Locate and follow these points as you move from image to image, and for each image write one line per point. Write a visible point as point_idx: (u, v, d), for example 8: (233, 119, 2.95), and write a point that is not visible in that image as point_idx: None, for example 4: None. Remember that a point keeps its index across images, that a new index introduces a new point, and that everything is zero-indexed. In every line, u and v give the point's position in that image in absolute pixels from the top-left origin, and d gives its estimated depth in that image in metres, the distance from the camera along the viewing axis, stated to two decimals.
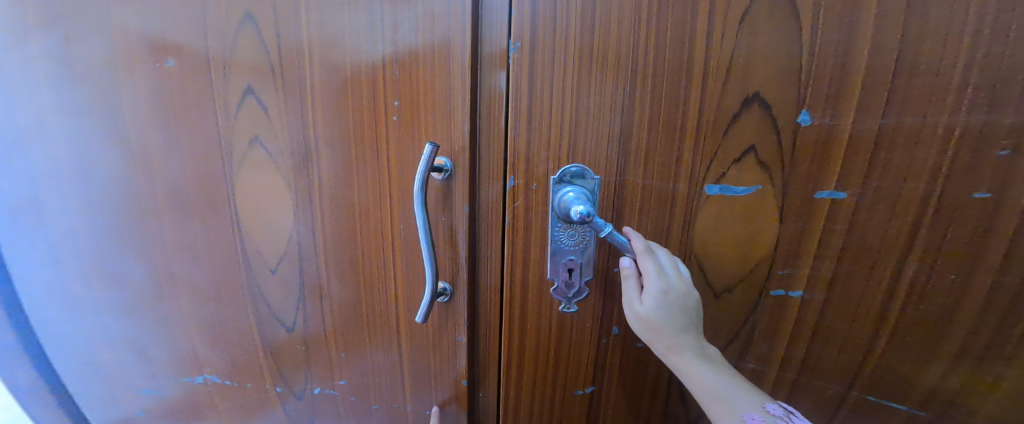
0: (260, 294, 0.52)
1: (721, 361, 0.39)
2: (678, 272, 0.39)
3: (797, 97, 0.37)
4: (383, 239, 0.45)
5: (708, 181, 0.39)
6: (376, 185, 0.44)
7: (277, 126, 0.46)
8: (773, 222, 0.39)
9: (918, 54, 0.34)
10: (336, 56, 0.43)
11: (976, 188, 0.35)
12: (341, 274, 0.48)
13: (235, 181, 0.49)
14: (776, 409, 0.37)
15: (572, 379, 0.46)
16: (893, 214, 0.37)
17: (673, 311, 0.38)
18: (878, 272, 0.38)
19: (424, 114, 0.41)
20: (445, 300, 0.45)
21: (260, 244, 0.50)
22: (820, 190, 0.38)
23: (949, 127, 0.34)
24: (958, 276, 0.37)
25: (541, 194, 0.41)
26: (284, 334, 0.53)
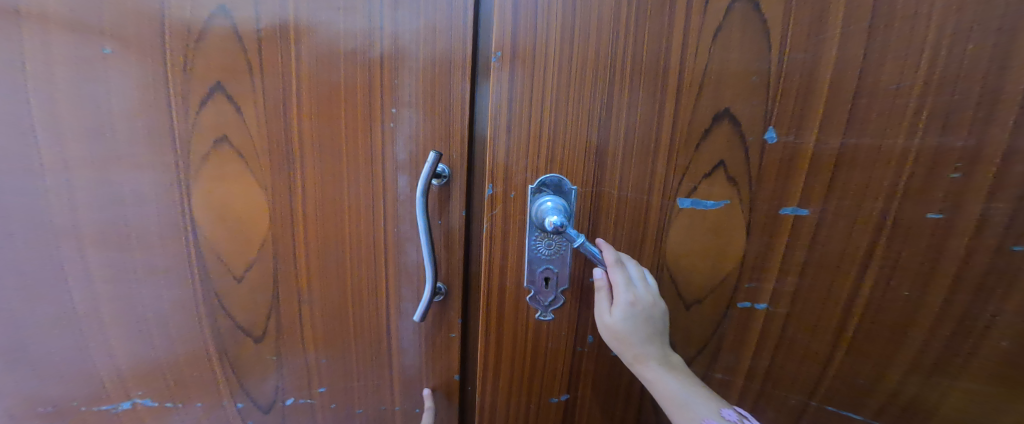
0: (223, 309, 0.47)
1: (685, 369, 0.40)
2: (646, 285, 0.40)
3: (765, 115, 0.38)
4: (368, 246, 0.44)
5: (681, 194, 0.41)
6: (367, 191, 0.43)
7: (251, 124, 0.42)
8: (742, 236, 0.41)
9: (878, 78, 0.36)
10: (328, 55, 0.40)
11: (929, 208, 0.37)
12: (326, 281, 0.46)
13: (194, 182, 0.43)
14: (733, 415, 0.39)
15: (548, 388, 0.47)
16: (852, 230, 0.39)
17: (640, 322, 0.39)
18: (837, 286, 0.40)
19: (424, 124, 0.41)
20: (440, 300, 0.45)
21: (223, 258, 0.45)
22: (785, 206, 0.39)
23: (906, 149, 0.36)
24: (911, 293, 0.39)
25: (519, 204, 0.42)
26: (250, 344, 0.48)
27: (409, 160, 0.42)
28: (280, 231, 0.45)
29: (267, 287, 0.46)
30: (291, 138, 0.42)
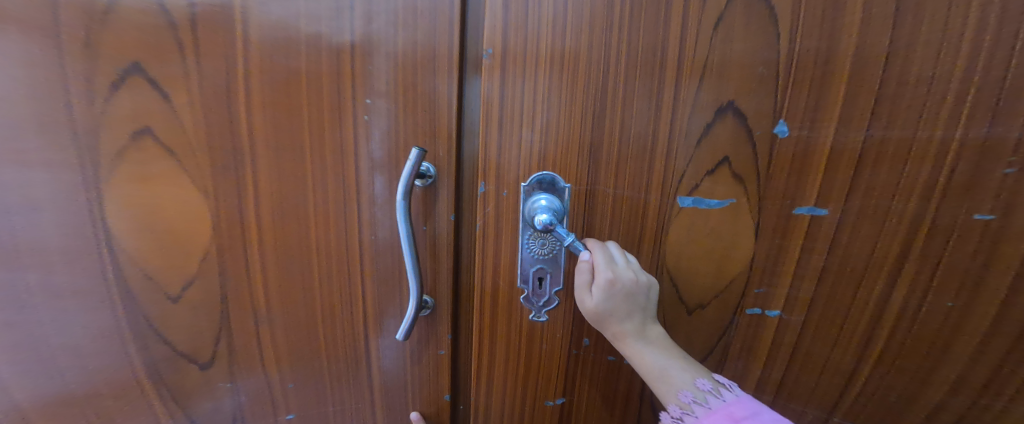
0: (154, 334, 0.41)
1: (670, 345, 0.38)
2: (628, 262, 0.38)
3: (774, 107, 0.34)
4: (340, 258, 0.39)
5: (682, 192, 0.38)
6: (337, 194, 0.37)
7: (182, 117, 0.36)
8: (750, 238, 0.37)
9: (908, 63, 0.31)
10: (284, 39, 0.34)
11: (977, 209, 0.32)
12: (286, 304, 0.41)
13: (112, 184, 0.38)
14: (707, 385, 0.37)
15: (543, 390, 0.46)
16: (880, 234, 0.34)
17: (620, 302, 0.37)
18: (862, 296, 0.36)
19: (403, 117, 0.36)
20: (427, 314, 0.43)
21: (149, 271, 0.40)
22: (799, 206, 0.35)
23: (946, 141, 0.31)
24: (955, 305, 0.34)
25: (511, 202, 0.40)
26: (182, 373, 0.43)
27: (387, 158, 0.36)
28: (229, 245, 0.39)
29: (213, 308, 0.41)
30: (238, 129, 0.36)
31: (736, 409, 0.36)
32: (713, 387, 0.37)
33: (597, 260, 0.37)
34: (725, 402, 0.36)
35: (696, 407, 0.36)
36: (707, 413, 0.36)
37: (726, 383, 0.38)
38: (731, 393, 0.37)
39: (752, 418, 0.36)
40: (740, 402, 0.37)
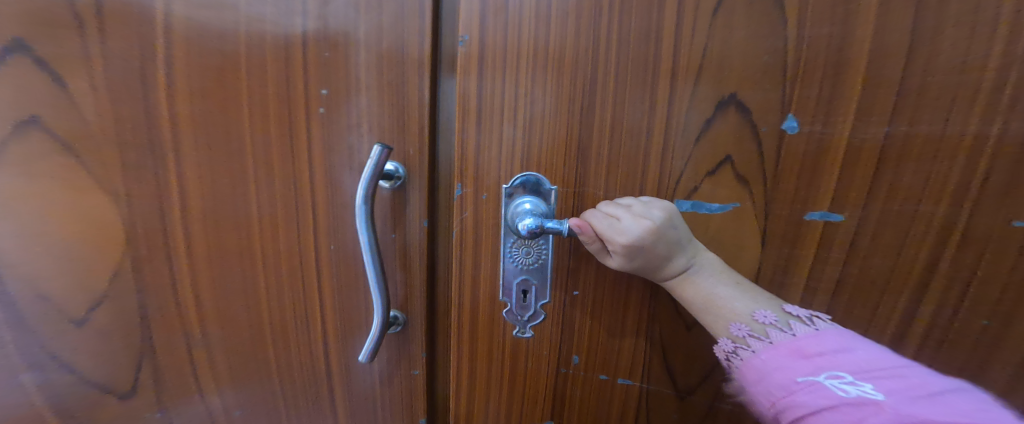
0: (68, 361, 0.37)
1: (718, 270, 0.30)
2: (630, 207, 0.30)
3: (781, 100, 0.31)
4: (295, 269, 0.35)
5: (679, 196, 0.34)
6: (290, 197, 0.33)
7: (85, 111, 0.32)
8: (755, 247, 0.33)
9: (933, 49, 0.27)
10: (216, 24, 0.31)
11: (1017, 215, 0.28)
12: (227, 324, 0.37)
13: (2, 187, 0.33)
14: (767, 316, 0.28)
15: (529, 414, 0.41)
16: (903, 243, 0.30)
17: (650, 258, 0.30)
18: (883, 315, 0.31)
19: (365, 111, 0.32)
20: (396, 332, 0.39)
21: (48, 286, 0.35)
22: (811, 211, 0.31)
23: (980, 137, 0.27)
24: (992, 323, 0.29)
25: (491, 207, 0.36)
26: (115, 401, 0.39)
27: (343, 156, 0.33)
28: (147, 256, 0.35)
29: (135, 326, 0.37)
30: (158, 126, 0.32)
31: (809, 344, 0.27)
32: (778, 321, 0.28)
33: (598, 224, 0.30)
34: (792, 336, 0.27)
35: (752, 341, 0.28)
36: (767, 349, 0.28)
37: (803, 315, 0.28)
38: (807, 327, 0.28)
39: (834, 356, 0.26)
40: (820, 337, 0.27)
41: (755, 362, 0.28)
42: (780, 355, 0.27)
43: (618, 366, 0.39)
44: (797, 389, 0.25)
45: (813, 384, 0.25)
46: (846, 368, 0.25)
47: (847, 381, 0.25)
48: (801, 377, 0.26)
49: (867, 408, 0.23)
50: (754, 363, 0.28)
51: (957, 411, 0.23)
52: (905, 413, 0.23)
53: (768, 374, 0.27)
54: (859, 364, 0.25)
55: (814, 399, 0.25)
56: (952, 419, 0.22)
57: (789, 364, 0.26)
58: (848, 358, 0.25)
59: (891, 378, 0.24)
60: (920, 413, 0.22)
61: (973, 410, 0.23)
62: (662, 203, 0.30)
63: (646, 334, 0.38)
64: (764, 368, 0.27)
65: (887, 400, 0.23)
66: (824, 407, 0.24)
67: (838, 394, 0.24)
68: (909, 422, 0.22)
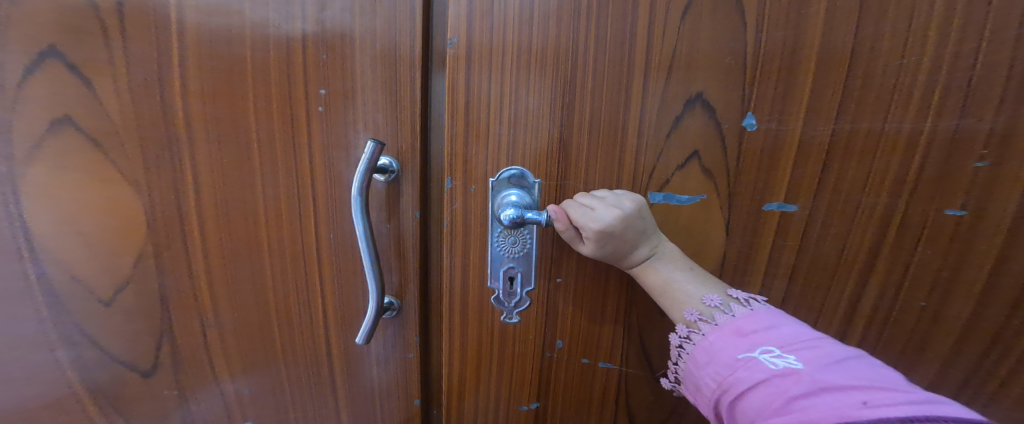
0: (95, 341, 0.40)
1: (676, 259, 0.33)
2: (603, 198, 0.33)
3: (742, 99, 0.34)
4: (297, 256, 0.38)
5: (652, 188, 0.37)
6: (292, 189, 0.36)
7: (109, 108, 0.34)
8: (720, 235, 0.36)
9: (874, 53, 0.30)
10: (222, 27, 0.33)
11: (948, 204, 0.31)
12: (236, 308, 0.40)
13: (39, 178, 0.36)
14: (712, 300, 0.31)
15: (516, 395, 0.44)
16: (850, 230, 0.33)
17: (619, 245, 0.32)
18: (834, 295, 0.34)
19: (361, 109, 0.35)
20: (391, 316, 0.42)
21: (78, 268, 0.38)
22: (769, 202, 0.34)
23: (914, 133, 0.30)
24: (929, 304, 0.33)
25: (479, 198, 0.39)
26: (138, 378, 0.42)
27: (341, 151, 0.35)
28: (164, 243, 0.37)
29: (152, 310, 0.39)
30: (172, 122, 0.35)
31: (745, 322, 0.29)
32: (721, 303, 0.31)
33: (574, 213, 0.33)
34: (732, 317, 0.30)
35: (702, 325, 0.30)
36: (714, 332, 0.30)
37: (742, 297, 0.31)
38: (743, 308, 0.30)
39: (766, 333, 0.28)
40: (754, 316, 0.29)
41: (705, 344, 0.30)
42: (723, 336, 0.29)
43: (598, 350, 0.42)
44: (738, 366, 0.28)
45: (750, 360, 0.27)
46: (775, 343, 0.27)
47: (776, 355, 0.27)
48: (741, 354, 0.28)
49: (793, 378, 0.26)
50: (704, 345, 0.30)
51: (865, 375, 0.25)
52: (822, 379, 0.25)
53: (715, 354, 0.29)
54: (786, 338, 0.28)
55: (751, 374, 0.27)
56: (862, 382, 0.25)
57: (730, 343, 0.29)
58: (777, 333, 0.28)
59: (812, 349, 0.27)
60: (834, 379, 0.25)
61: (878, 373, 0.25)
62: (633, 196, 0.33)
63: (623, 319, 0.41)
64: (712, 349, 0.29)
65: (808, 369, 0.26)
66: (760, 381, 0.26)
67: (769, 367, 0.27)
68: (825, 387, 0.25)
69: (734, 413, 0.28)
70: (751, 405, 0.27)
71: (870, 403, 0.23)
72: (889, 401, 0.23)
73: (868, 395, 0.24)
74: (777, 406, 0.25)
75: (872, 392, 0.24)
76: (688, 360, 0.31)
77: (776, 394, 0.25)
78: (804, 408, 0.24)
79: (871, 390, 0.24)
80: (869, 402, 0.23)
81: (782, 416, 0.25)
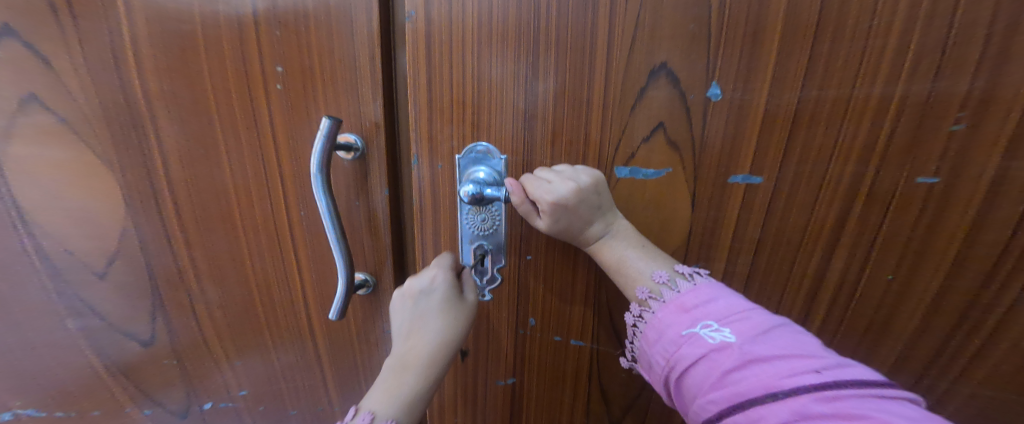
0: (94, 310, 0.43)
1: (630, 236, 0.33)
2: (561, 172, 0.32)
3: (707, 68, 0.32)
4: (271, 232, 0.39)
5: (618, 162, 0.36)
6: (260, 166, 0.37)
7: (73, 87, 0.35)
8: (686, 209, 0.35)
9: (844, 12, 0.28)
10: (172, 5, 0.33)
11: (920, 171, 0.29)
12: (219, 284, 0.41)
13: (19, 155, 0.38)
14: (661, 276, 0.31)
15: (493, 370, 0.45)
16: (815, 202, 0.32)
17: (573, 219, 0.32)
18: (798, 268, 0.34)
19: (318, 85, 0.35)
20: (366, 293, 0.42)
21: (68, 241, 0.40)
22: (734, 174, 0.33)
23: (885, 97, 0.29)
24: (897, 277, 0.32)
25: (448, 175, 0.39)
26: (138, 348, 0.44)
27: (301, 128, 0.36)
28: (143, 219, 0.39)
29: (143, 283, 0.41)
30: (135, 100, 0.36)
31: (688, 297, 0.30)
32: (669, 279, 0.31)
33: (532, 186, 0.33)
34: (677, 293, 0.30)
35: (652, 303, 0.31)
36: (662, 309, 0.30)
37: (687, 272, 0.31)
38: (687, 283, 0.30)
39: (706, 306, 0.29)
40: (696, 291, 0.30)
41: (654, 321, 0.30)
42: (669, 312, 0.30)
43: (570, 327, 0.41)
44: (682, 343, 0.28)
45: (691, 336, 0.28)
46: (714, 316, 0.28)
47: (713, 329, 0.28)
48: (685, 330, 0.29)
49: (727, 352, 0.27)
50: (654, 323, 0.30)
51: (790, 344, 0.27)
52: (752, 351, 0.26)
53: (662, 331, 0.30)
54: (723, 311, 0.28)
55: (693, 350, 0.28)
56: (787, 351, 0.26)
57: (675, 320, 0.29)
58: (715, 307, 0.29)
59: (745, 321, 0.28)
60: (762, 349, 0.26)
61: (800, 341, 0.27)
62: (591, 170, 0.33)
63: (593, 296, 0.40)
64: (659, 326, 0.30)
65: (740, 342, 0.27)
66: (700, 357, 0.27)
67: (707, 342, 0.28)
68: (754, 360, 0.26)
69: (681, 388, 0.29)
70: (694, 381, 0.28)
71: (792, 371, 0.25)
72: (808, 367, 0.25)
73: (791, 364, 0.25)
74: (715, 380, 0.26)
75: (794, 361, 0.25)
76: (641, 338, 0.31)
77: (712, 369, 0.27)
78: (736, 381, 0.26)
79: (794, 358, 0.26)
80: (791, 371, 0.25)
81: (719, 391, 0.26)
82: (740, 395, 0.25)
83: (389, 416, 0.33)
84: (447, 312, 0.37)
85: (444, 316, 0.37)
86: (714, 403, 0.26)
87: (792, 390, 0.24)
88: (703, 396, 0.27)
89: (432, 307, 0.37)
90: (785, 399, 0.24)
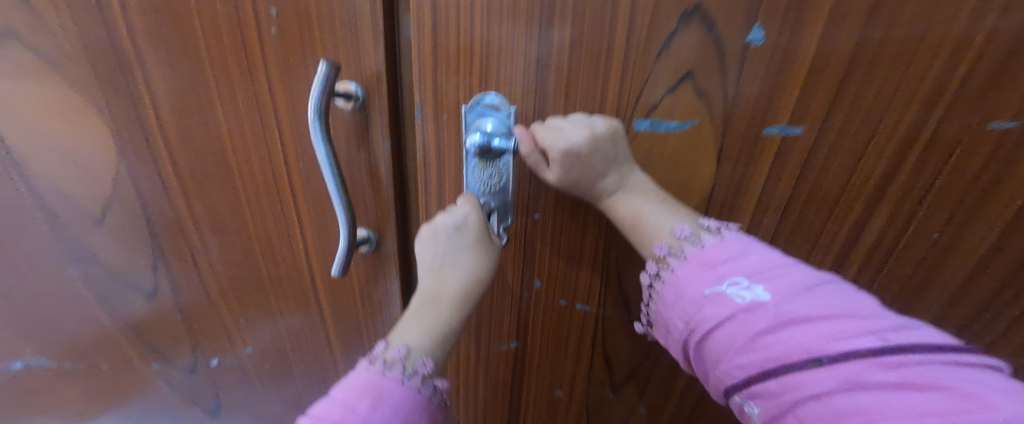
0: (96, 257, 0.42)
1: (649, 189, 0.30)
2: (574, 119, 0.30)
3: (751, 4, 0.26)
4: (270, 184, 0.37)
5: (638, 115, 0.31)
6: (253, 114, 0.34)
7: (48, 20, 0.32)
8: (710, 164, 0.32)
9: None
10: None
11: (994, 116, 0.25)
12: (220, 237, 0.40)
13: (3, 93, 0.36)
14: (682, 231, 0.29)
15: (495, 335, 0.43)
16: (860, 155, 0.28)
17: (586, 169, 0.30)
18: (833, 224, 0.31)
19: (309, 23, 0.31)
20: (369, 250, 0.40)
21: (65, 184, 0.39)
22: (771, 125, 0.29)
23: (968, 34, 0.24)
24: (942, 237, 0.29)
25: (452, 129, 0.35)
26: (143, 299, 0.44)
27: (292, 76, 0.33)
28: (138, 165, 0.37)
29: (143, 233, 0.40)
30: (116, 38, 0.33)
31: (714, 253, 0.27)
32: (691, 234, 0.28)
33: (542, 135, 0.31)
34: (701, 248, 0.28)
35: (671, 260, 0.28)
36: (683, 267, 0.28)
37: (713, 227, 0.29)
38: (713, 238, 0.28)
39: (734, 263, 0.26)
40: (724, 246, 0.27)
41: (674, 281, 0.28)
42: (691, 269, 0.27)
43: (576, 293, 0.39)
44: (705, 303, 0.26)
45: (717, 295, 0.26)
46: (743, 273, 0.26)
47: (743, 287, 0.25)
48: (709, 290, 0.26)
49: (759, 312, 0.24)
50: (673, 282, 0.28)
51: (834, 302, 0.24)
52: (789, 311, 0.24)
53: (683, 291, 0.27)
54: (754, 268, 0.26)
55: (718, 311, 0.25)
56: (831, 310, 0.24)
57: (698, 277, 0.27)
58: (745, 263, 0.26)
59: (780, 278, 0.25)
60: (802, 310, 0.24)
61: (845, 298, 0.24)
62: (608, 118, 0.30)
63: (602, 259, 0.37)
64: (680, 286, 0.27)
65: (774, 301, 0.24)
66: (726, 318, 0.25)
67: (735, 302, 0.25)
68: (790, 320, 0.24)
69: (701, 353, 0.27)
70: (716, 344, 0.25)
71: (840, 334, 0.23)
72: (860, 330, 0.23)
73: (836, 325, 0.23)
74: (742, 344, 0.24)
75: (839, 322, 0.23)
76: (658, 299, 0.29)
77: (740, 332, 0.24)
78: (770, 344, 0.24)
79: (840, 320, 0.23)
80: (836, 334, 0.23)
81: (748, 356, 0.24)
82: (775, 360, 0.23)
83: (424, 353, 0.31)
84: (479, 252, 0.33)
85: (475, 254, 0.33)
86: (743, 368, 0.24)
87: (842, 356, 0.22)
88: (729, 360, 0.25)
89: (463, 246, 0.33)
90: (832, 365, 0.22)
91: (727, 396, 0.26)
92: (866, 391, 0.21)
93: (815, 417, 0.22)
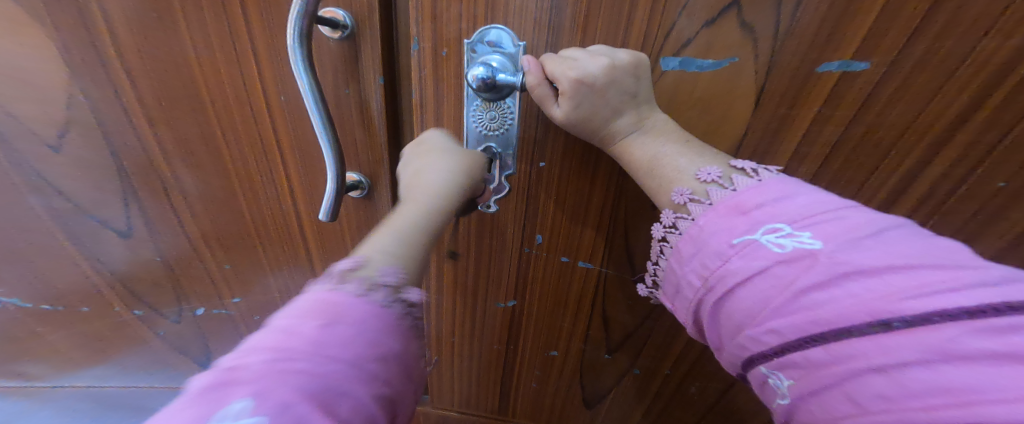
0: (59, 190, 0.38)
1: (670, 130, 0.27)
2: (590, 49, 0.26)
3: None
4: (249, 120, 0.33)
5: (667, 52, 0.27)
6: (224, 38, 0.30)
7: None
8: (748, 110, 0.28)
9: None
10: None
11: None
12: (198, 175, 0.37)
13: None
14: (709, 173, 0.25)
15: (492, 292, 0.41)
16: (935, 95, 0.25)
17: (599, 103, 0.26)
18: (879, 177, 0.28)
19: None
20: (360, 196, 0.36)
21: (11, 105, 0.34)
22: (826, 62, 0.25)
23: None
24: (1009, 186, 0.26)
25: (452, 65, 0.30)
26: (117, 239, 0.41)
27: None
28: (93, 87, 0.33)
29: (110, 169, 0.37)
30: None
31: (749, 196, 0.23)
32: (721, 177, 0.25)
33: (553, 64, 0.27)
34: (733, 192, 0.24)
35: (694, 207, 0.25)
36: (710, 214, 0.24)
37: (749, 168, 0.25)
38: (750, 180, 0.24)
39: (774, 206, 0.22)
40: (762, 188, 0.23)
41: (695, 232, 0.24)
42: (717, 216, 0.24)
43: (580, 249, 0.36)
44: (732, 254, 0.22)
45: (748, 244, 0.22)
46: (786, 218, 0.21)
47: (785, 235, 0.21)
48: (737, 239, 0.22)
49: (804, 263, 0.20)
50: (693, 233, 0.24)
51: (910, 252, 0.19)
52: (847, 261, 0.19)
53: (705, 242, 0.24)
54: (800, 211, 0.22)
55: (749, 263, 0.22)
56: (905, 261, 0.19)
57: (727, 224, 0.23)
58: (789, 206, 0.22)
59: (835, 223, 0.21)
60: (865, 260, 0.19)
61: (928, 247, 0.19)
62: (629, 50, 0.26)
63: (610, 215, 0.34)
64: (703, 237, 0.24)
65: (827, 249, 0.20)
66: (760, 271, 0.21)
67: (773, 252, 0.21)
68: (848, 273, 0.19)
69: (718, 315, 0.23)
70: (744, 304, 0.22)
71: (918, 291, 0.17)
72: (947, 285, 0.17)
73: (913, 278, 0.18)
74: (778, 304, 0.20)
75: (918, 275, 0.18)
76: (674, 254, 0.26)
77: (777, 288, 0.20)
78: (816, 304, 0.19)
79: (920, 273, 0.18)
80: (915, 290, 0.17)
81: (786, 318, 0.20)
82: (822, 324, 0.19)
83: (392, 267, 0.24)
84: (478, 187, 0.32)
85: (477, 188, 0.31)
86: (777, 333, 0.20)
87: (919, 317, 0.17)
88: (760, 324, 0.21)
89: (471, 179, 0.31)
90: (906, 331, 0.17)
91: (749, 366, 0.22)
92: (954, 363, 0.16)
93: (876, 396, 0.17)
